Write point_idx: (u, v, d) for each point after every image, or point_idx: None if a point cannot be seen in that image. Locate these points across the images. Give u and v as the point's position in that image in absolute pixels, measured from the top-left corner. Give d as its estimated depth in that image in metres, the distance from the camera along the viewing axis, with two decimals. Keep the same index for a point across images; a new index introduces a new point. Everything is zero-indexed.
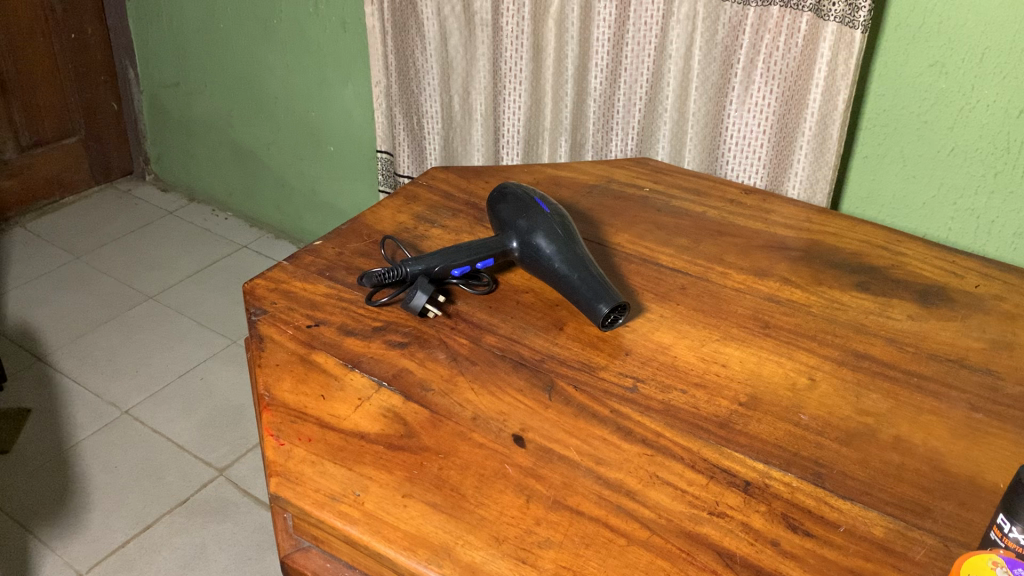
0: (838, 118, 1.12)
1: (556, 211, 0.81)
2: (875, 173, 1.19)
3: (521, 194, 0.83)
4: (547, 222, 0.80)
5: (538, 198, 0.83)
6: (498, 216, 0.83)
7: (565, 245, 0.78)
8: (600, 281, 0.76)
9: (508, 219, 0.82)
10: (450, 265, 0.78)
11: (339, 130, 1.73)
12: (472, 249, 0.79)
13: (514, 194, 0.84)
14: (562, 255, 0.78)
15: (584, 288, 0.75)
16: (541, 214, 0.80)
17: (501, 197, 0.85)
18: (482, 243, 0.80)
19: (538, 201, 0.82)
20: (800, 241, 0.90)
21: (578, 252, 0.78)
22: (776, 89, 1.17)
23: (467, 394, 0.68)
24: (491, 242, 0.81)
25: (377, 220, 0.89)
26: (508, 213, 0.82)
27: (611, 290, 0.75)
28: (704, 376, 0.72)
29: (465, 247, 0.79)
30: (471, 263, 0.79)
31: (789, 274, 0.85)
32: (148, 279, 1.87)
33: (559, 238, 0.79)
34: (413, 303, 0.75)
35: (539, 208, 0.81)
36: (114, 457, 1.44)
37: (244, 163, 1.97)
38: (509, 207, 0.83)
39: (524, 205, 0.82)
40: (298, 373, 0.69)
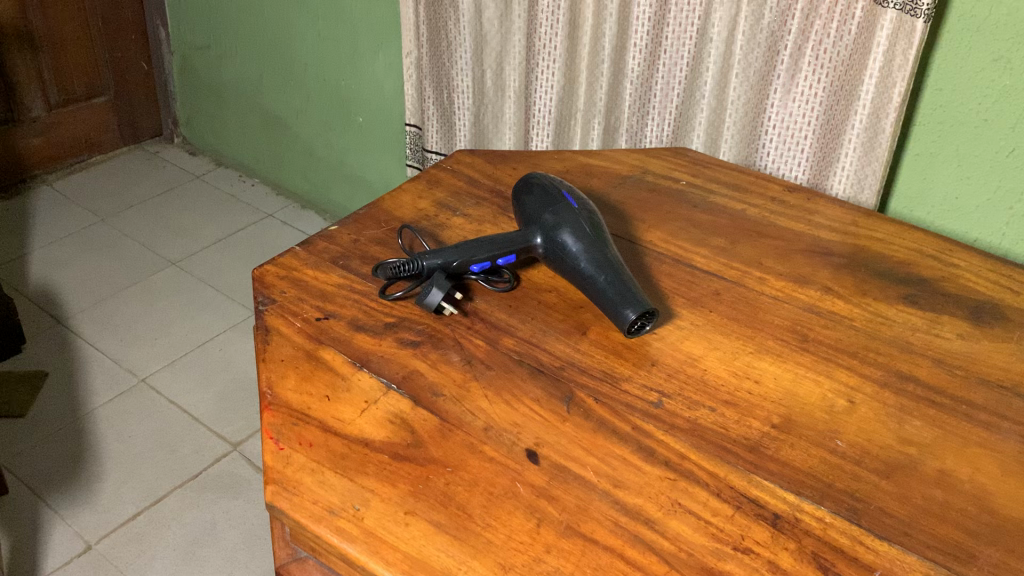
0: (893, 112, 1.06)
1: (585, 207, 0.77)
2: (927, 173, 1.13)
3: (549, 188, 0.78)
4: (574, 218, 0.75)
5: (566, 193, 0.78)
6: (523, 209, 0.78)
7: (592, 244, 0.73)
8: (629, 285, 0.71)
9: (533, 213, 0.77)
10: (471, 260, 0.73)
11: (369, 101, 1.69)
12: (495, 243, 0.74)
13: (542, 187, 0.79)
14: (587, 255, 0.73)
15: (610, 291, 0.70)
16: (569, 210, 0.75)
17: (527, 188, 0.80)
18: (506, 237, 0.75)
19: (566, 196, 0.77)
20: (844, 246, 0.84)
21: (605, 251, 0.73)
22: (825, 78, 1.11)
23: (480, 403, 0.64)
24: (516, 236, 0.76)
25: (396, 206, 0.85)
26: (534, 208, 0.77)
27: (639, 295, 0.70)
28: (736, 394, 0.67)
29: (488, 241, 0.75)
30: (494, 258, 0.74)
31: (831, 282, 0.79)
32: (172, 245, 1.85)
33: (586, 235, 0.74)
34: (427, 301, 0.71)
35: (567, 203, 0.76)
36: (130, 426, 1.43)
37: (272, 130, 1.93)
38: (535, 201, 0.78)
39: (550, 200, 0.77)
40: (302, 371, 0.66)
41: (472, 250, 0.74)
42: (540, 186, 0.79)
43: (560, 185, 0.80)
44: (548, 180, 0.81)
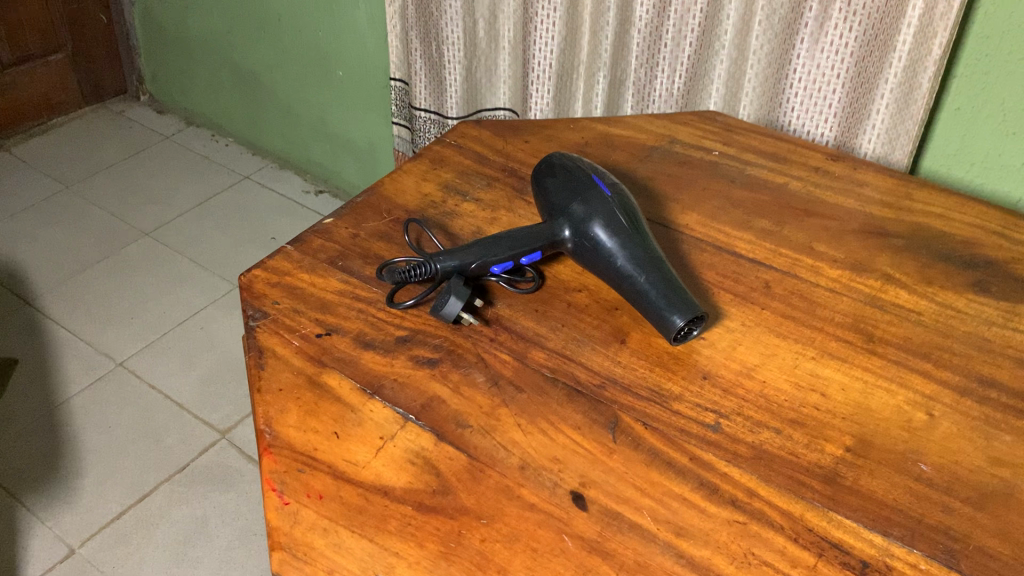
0: (932, 65, 0.96)
1: (618, 192, 0.67)
2: (969, 128, 1.03)
3: (575, 171, 0.69)
4: (606, 207, 0.65)
5: (595, 176, 0.68)
6: (546, 195, 0.69)
7: (630, 238, 0.64)
8: (674, 287, 0.62)
9: (558, 201, 0.67)
10: (491, 259, 0.64)
11: (349, 54, 1.56)
12: (517, 239, 0.65)
13: (566, 169, 0.69)
14: (625, 251, 0.63)
15: (653, 293, 0.62)
16: (600, 197, 0.66)
17: (550, 170, 0.70)
18: (529, 231, 0.66)
19: (595, 180, 0.68)
20: (900, 225, 0.75)
21: (645, 245, 0.64)
22: (856, 26, 0.99)
23: (513, 434, 0.56)
24: (539, 229, 0.67)
25: (398, 192, 0.75)
26: (559, 194, 0.68)
27: (686, 299, 0.61)
28: (801, 410, 0.59)
29: (509, 236, 0.65)
30: (516, 256, 0.65)
31: (891, 268, 0.71)
32: (144, 213, 1.73)
33: (622, 228, 0.64)
34: (444, 310, 0.62)
35: (597, 188, 0.67)
36: (109, 415, 1.33)
37: (245, 86, 1.80)
38: (560, 186, 0.68)
39: (576, 185, 0.68)
40: (305, 403, 0.57)
41: (492, 249, 0.65)
42: (565, 167, 0.70)
43: (587, 167, 0.70)
44: (573, 159, 0.71)
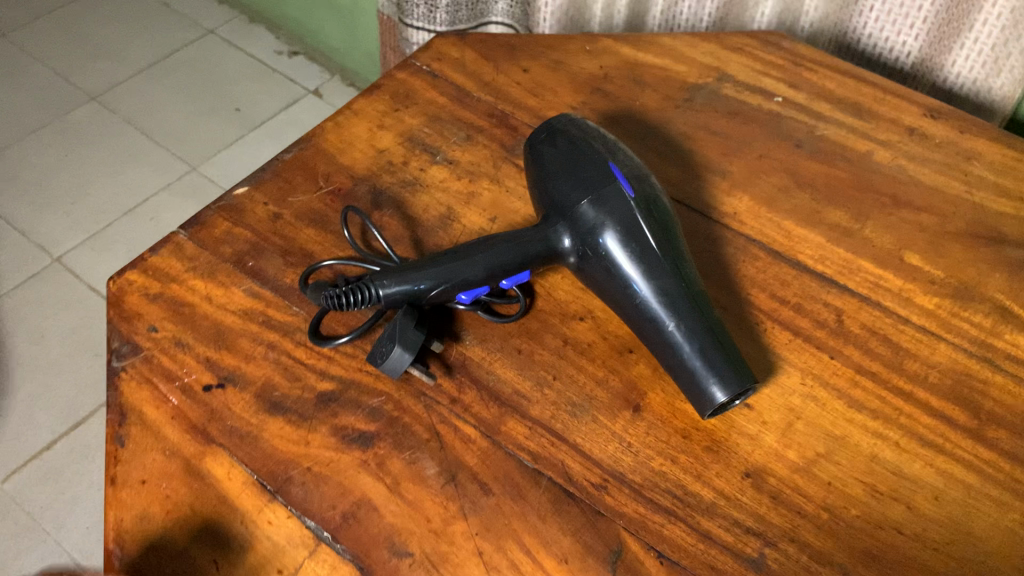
0: None
1: (643, 186, 0.47)
2: None
3: (583, 148, 0.48)
4: (627, 213, 0.46)
5: (612, 157, 0.48)
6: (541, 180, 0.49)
7: (659, 264, 0.45)
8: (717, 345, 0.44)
9: (558, 195, 0.47)
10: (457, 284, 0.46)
11: None
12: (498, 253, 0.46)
13: (571, 144, 0.49)
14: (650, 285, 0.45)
15: (688, 350, 0.44)
16: (619, 196, 0.46)
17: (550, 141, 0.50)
18: (516, 239, 0.47)
19: (612, 167, 0.47)
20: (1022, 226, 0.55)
21: (681, 273, 0.45)
22: None
23: (470, 569, 0.39)
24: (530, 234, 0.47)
25: (344, 146, 0.56)
26: (560, 182, 0.48)
27: (734, 363, 0.43)
28: (879, 536, 0.42)
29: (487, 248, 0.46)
30: (495, 277, 0.46)
31: (1008, 296, 0.52)
32: (91, 72, 1.50)
33: (648, 247, 0.45)
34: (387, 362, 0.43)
35: (614, 180, 0.46)
36: (43, 322, 1.18)
37: None
38: (561, 169, 0.48)
39: (585, 171, 0.47)
40: (176, 507, 0.40)
41: (459, 270, 0.45)
42: (571, 140, 0.49)
43: (603, 140, 0.49)
44: (582, 125, 0.50)
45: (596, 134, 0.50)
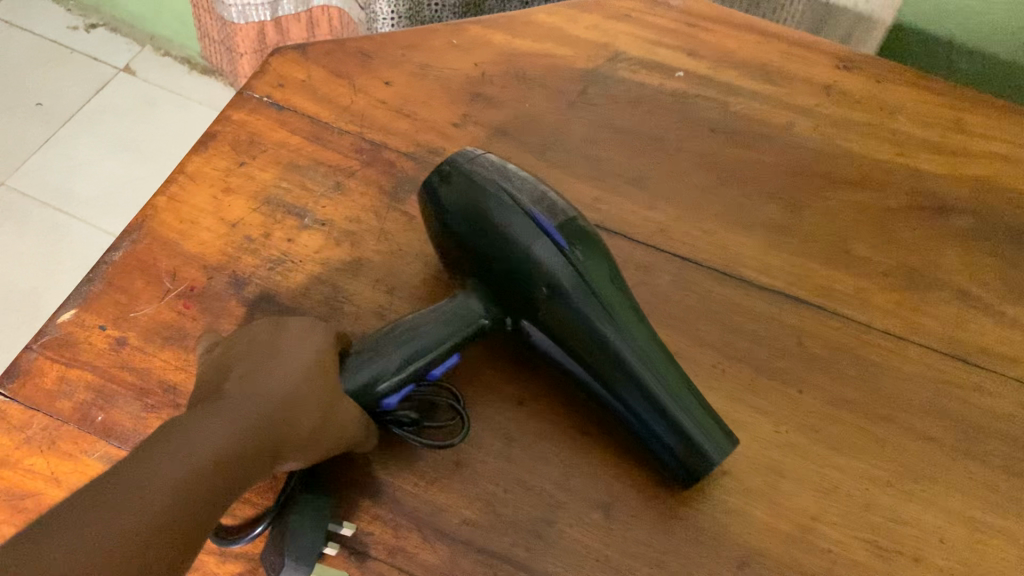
0: None
1: (577, 230, 0.38)
2: None
3: (490, 192, 0.39)
4: (566, 271, 0.37)
5: (530, 203, 0.38)
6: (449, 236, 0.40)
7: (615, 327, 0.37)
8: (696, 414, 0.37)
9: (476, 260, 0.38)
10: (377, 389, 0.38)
11: None
12: (419, 342, 0.38)
13: (478, 188, 0.39)
14: (610, 356, 0.37)
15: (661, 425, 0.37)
16: (550, 252, 0.37)
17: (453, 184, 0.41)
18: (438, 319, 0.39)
19: (535, 210, 0.38)
20: (963, 189, 0.51)
21: (639, 334, 0.37)
22: None
23: None
24: (453, 308, 0.39)
25: (185, 227, 0.45)
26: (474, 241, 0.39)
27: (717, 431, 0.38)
28: None
29: (405, 334, 0.39)
30: (422, 372, 0.39)
31: (965, 276, 0.47)
32: None
33: (599, 310, 0.37)
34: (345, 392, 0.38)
35: (540, 231, 0.38)
36: None
37: None
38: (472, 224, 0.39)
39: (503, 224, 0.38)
40: None
41: (379, 366, 0.38)
42: (476, 181, 0.40)
43: (515, 174, 0.40)
44: (482, 160, 0.41)
45: (506, 166, 0.41)
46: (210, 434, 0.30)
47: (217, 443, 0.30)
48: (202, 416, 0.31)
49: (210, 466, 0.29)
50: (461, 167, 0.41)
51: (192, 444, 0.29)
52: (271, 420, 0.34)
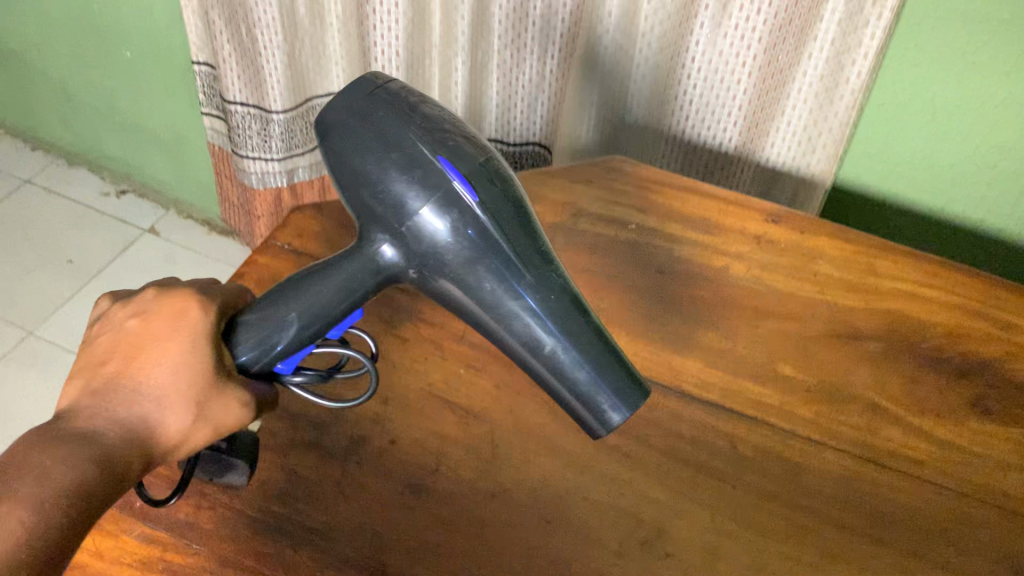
0: (863, 58, 0.79)
1: (484, 176, 0.40)
2: (897, 126, 0.87)
3: (404, 136, 0.41)
4: (469, 222, 0.40)
5: (439, 147, 0.40)
6: (356, 183, 0.42)
7: (520, 274, 0.40)
8: (598, 356, 0.41)
9: (388, 208, 0.41)
10: (280, 351, 0.45)
11: (135, 31, 1.16)
12: (321, 305, 0.44)
13: (383, 138, 0.41)
14: (513, 305, 0.40)
15: (572, 366, 0.40)
16: (461, 200, 0.40)
17: (359, 130, 0.42)
18: (343, 275, 0.44)
19: (438, 156, 0.40)
20: (874, 321, 0.60)
21: (544, 277, 0.41)
22: (769, 11, 0.78)
23: None
24: (356, 263, 0.43)
25: None
26: (378, 193, 0.41)
27: (628, 384, 0.41)
28: None
29: (312, 295, 0.44)
30: (327, 325, 0.45)
31: (876, 392, 0.56)
32: None
33: (503, 257, 0.40)
34: (239, 364, 0.45)
35: (450, 177, 0.40)
36: None
37: (6, 69, 1.37)
38: (377, 176, 0.41)
39: (403, 176, 0.40)
40: None
41: (283, 330, 0.44)
42: (383, 127, 0.41)
43: (422, 112, 0.42)
44: (397, 97, 0.42)
45: (411, 103, 0.42)
46: (37, 498, 0.36)
47: (50, 502, 0.37)
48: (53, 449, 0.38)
49: (40, 534, 0.36)
50: (365, 108, 0.42)
51: (23, 512, 0.36)
52: (135, 427, 0.40)
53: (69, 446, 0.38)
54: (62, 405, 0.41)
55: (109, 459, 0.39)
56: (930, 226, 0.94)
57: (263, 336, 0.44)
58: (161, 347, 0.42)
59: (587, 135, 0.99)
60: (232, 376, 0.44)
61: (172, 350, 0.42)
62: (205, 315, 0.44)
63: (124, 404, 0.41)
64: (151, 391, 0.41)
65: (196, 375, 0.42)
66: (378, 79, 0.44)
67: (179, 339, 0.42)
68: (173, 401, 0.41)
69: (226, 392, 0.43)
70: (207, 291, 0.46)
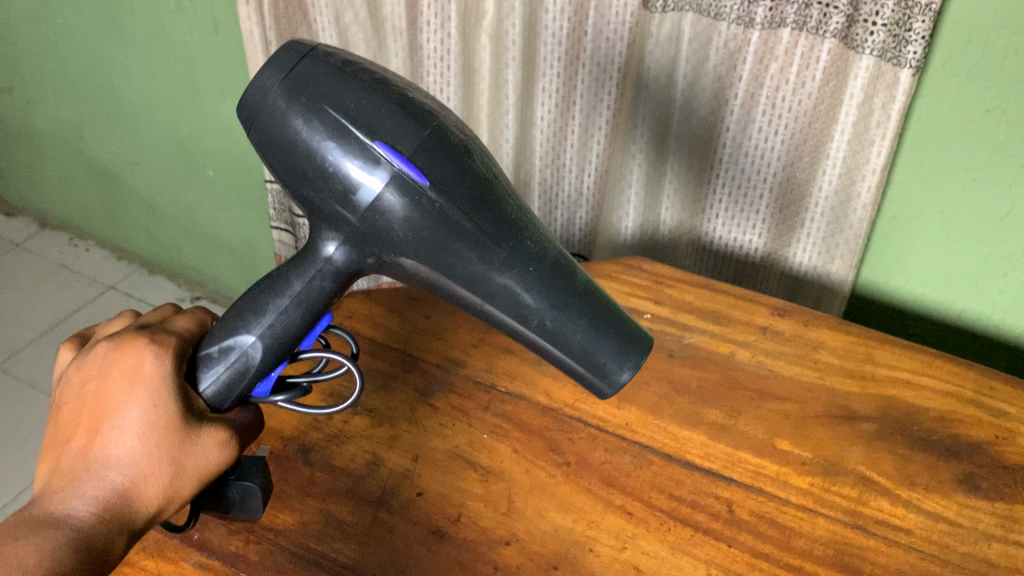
0: (871, 175, 0.84)
1: (428, 155, 0.44)
2: (909, 235, 0.92)
3: (341, 120, 0.44)
4: (430, 208, 0.45)
5: (376, 133, 0.44)
6: (298, 176, 0.46)
7: (494, 251, 0.46)
8: (590, 318, 0.49)
9: (343, 200, 0.45)
10: (253, 372, 0.48)
11: (219, 152, 1.30)
12: (286, 316, 0.48)
13: (316, 127, 0.44)
14: (495, 281, 0.47)
15: (562, 325, 0.48)
16: (415, 188, 0.44)
17: (288, 120, 0.45)
18: (303, 283, 0.48)
19: (376, 141, 0.44)
20: (869, 404, 0.65)
21: (513, 244, 0.46)
22: (782, 130, 0.87)
23: None
24: (316, 262, 0.48)
25: (270, 410, 0.62)
26: (329, 185, 0.45)
27: (626, 346, 0.50)
28: None
29: (276, 309, 0.48)
30: (298, 334, 0.49)
31: (868, 466, 0.60)
32: None
33: (471, 235, 0.45)
34: (207, 401, 0.48)
35: (396, 166, 0.44)
36: None
37: (103, 186, 1.53)
38: (319, 170, 0.45)
39: (348, 168, 0.44)
40: None
41: (250, 351, 0.48)
42: (312, 113, 0.44)
43: (345, 88, 0.44)
44: (324, 76, 0.45)
45: (333, 81, 0.45)
46: None
47: None
48: (26, 540, 0.39)
49: None
50: (288, 95, 0.45)
51: None
52: (105, 502, 0.42)
53: (42, 534, 0.40)
54: (37, 490, 0.43)
55: (81, 541, 0.40)
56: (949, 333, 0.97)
57: (229, 366, 0.48)
58: (122, 411, 0.43)
59: (627, 237, 1.04)
60: (205, 419, 0.46)
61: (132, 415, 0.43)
62: (161, 365, 0.45)
63: (93, 480, 0.42)
64: (118, 463, 0.42)
65: (162, 433, 0.43)
66: (292, 51, 0.46)
67: (138, 401, 0.43)
68: (144, 466, 0.43)
69: (200, 441, 0.45)
70: (158, 338, 0.46)
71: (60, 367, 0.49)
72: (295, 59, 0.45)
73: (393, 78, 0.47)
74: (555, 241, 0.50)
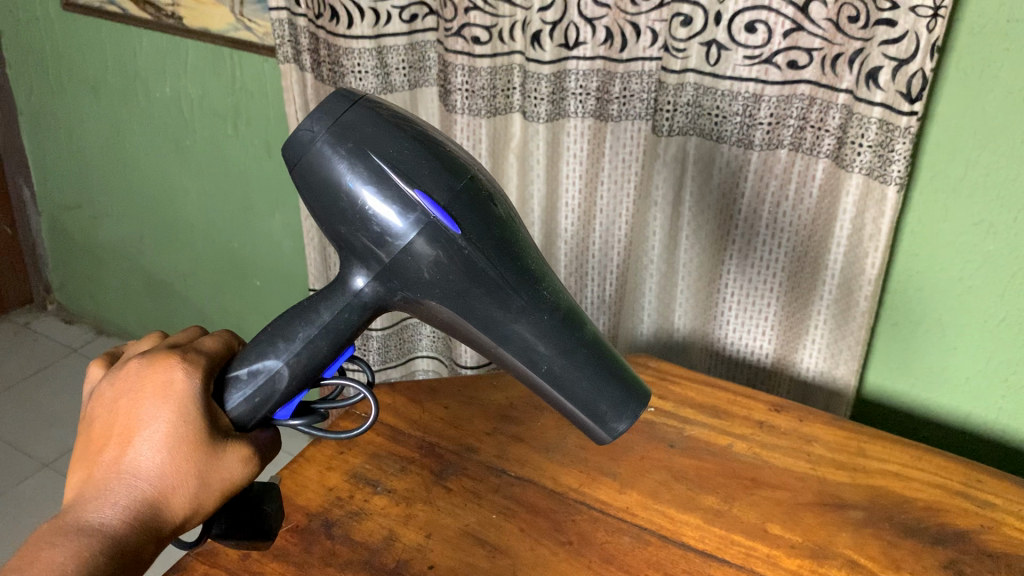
0: (868, 284, 0.87)
1: (460, 205, 0.49)
2: (912, 342, 0.96)
3: (383, 169, 0.49)
4: (460, 254, 0.49)
5: (415, 182, 0.48)
6: (336, 214, 0.50)
7: (514, 299, 0.51)
8: (594, 368, 0.54)
9: (377, 238, 0.50)
10: (279, 394, 0.53)
11: (265, 262, 1.39)
12: (312, 347, 0.53)
13: (357, 171, 0.49)
14: (510, 328, 0.52)
15: (572, 377, 0.54)
16: (446, 235, 0.49)
17: (331, 163, 0.49)
18: (331, 314, 0.53)
19: (414, 189, 0.48)
20: (859, 494, 0.68)
21: (528, 295, 0.51)
22: (784, 244, 0.92)
23: None
24: (346, 296, 0.52)
25: (299, 488, 0.67)
26: (364, 226, 0.50)
27: (626, 399, 0.55)
28: None
29: (304, 338, 0.53)
30: (321, 364, 0.54)
31: (855, 551, 0.63)
32: (46, 442, 1.55)
33: (494, 284, 0.50)
34: (233, 419, 0.52)
35: (430, 212, 0.48)
36: None
37: (158, 296, 1.63)
38: (354, 210, 0.49)
39: (383, 210, 0.49)
40: None
41: (278, 377, 0.52)
42: (356, 159, 0.49)
43: (390, 139, 0.49)
44: (372, 129, 0.49)
45: (380, 132, 0.49)
46: None
47: None
48: (60, 545, 0.43)
49: None
50: (335, 139, 0.49)
51: None
52: (134, 510, 0.45)
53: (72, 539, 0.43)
54: (69, 497, 0.46)
55: (111, 545, 0.44)
56: (955, 441, 0.98)
57: (257, 389, 0.52)
58: (151, 424, 0.46)
59: (644, 336, 1.09)
60: (228, 437, 0.49)
61: (161, 428, 0.46)
62: (189, 383, 0.48)
63: (122, 489, 0.45)
64: (146, 474, 0.46)
65: (188, 447, 0.47)
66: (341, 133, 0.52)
67: (167, 413, 0.47)
68: (172, 478, 0.46)
69: (225, 456, 0.49)
70: (189, 358, 0.50)
71: (91, 382, 0.52)
72: (346, 106, 0.50)
73: (432, 130, 0.52)
74: (568, 292, 0.55)
